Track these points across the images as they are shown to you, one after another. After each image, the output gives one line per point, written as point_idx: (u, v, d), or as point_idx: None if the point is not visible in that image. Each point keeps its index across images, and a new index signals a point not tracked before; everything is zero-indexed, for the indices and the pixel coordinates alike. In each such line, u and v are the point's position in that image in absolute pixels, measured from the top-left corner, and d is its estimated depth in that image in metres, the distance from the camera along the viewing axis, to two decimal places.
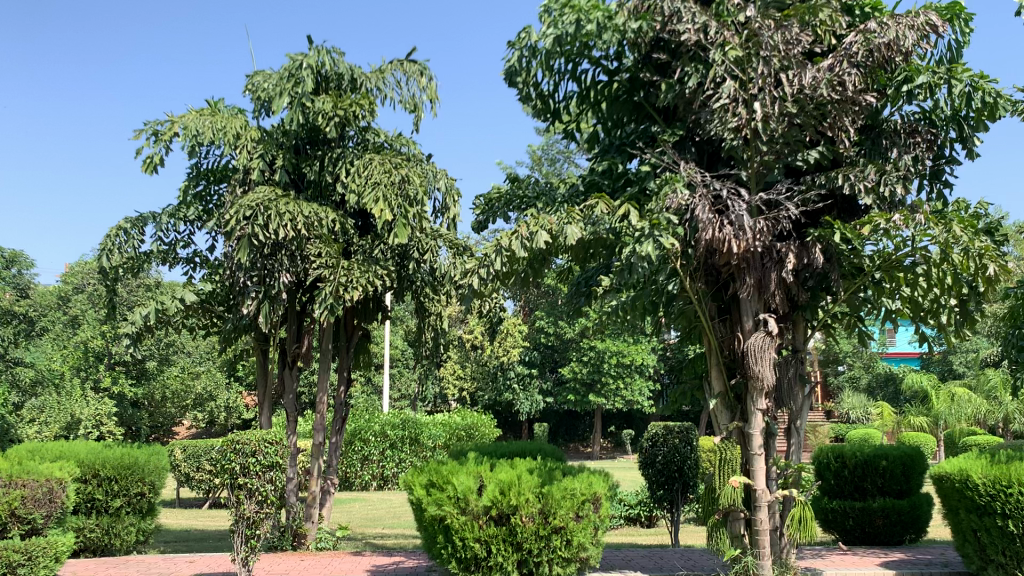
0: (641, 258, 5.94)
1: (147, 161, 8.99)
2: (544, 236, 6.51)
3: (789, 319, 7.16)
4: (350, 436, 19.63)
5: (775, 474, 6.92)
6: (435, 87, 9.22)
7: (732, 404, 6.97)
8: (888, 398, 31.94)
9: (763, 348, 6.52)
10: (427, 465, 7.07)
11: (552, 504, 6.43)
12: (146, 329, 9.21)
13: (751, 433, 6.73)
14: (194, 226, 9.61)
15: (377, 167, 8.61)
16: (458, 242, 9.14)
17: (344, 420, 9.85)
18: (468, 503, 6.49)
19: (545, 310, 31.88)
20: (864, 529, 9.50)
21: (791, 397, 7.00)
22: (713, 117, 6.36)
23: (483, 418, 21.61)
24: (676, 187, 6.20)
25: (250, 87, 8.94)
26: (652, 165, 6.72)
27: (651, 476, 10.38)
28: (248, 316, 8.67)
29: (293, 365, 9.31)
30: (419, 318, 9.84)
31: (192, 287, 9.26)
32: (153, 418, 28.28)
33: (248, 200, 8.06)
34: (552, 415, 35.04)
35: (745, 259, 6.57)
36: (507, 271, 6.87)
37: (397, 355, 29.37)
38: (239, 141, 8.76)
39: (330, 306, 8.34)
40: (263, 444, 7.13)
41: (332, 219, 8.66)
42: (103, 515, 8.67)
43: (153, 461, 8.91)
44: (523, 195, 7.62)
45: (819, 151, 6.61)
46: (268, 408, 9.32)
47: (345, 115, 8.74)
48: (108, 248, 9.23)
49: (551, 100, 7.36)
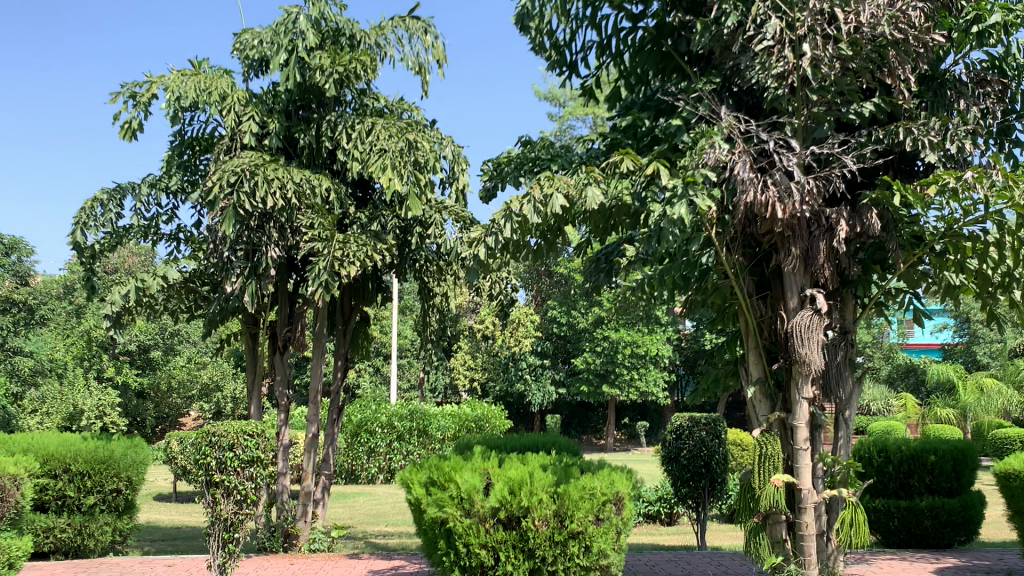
0: (672, 222, 5.10)
1: (124, 127, 8.11)
2: (561, 200, 5.65)
3: (838, 295, 6.31)
4: (356, 428, 18.96)
5: (821, 472, 6.10)
6: (441, 46, 8.39)
7: (772, 392, 6.14)
8: (909, 389, 31.00)
9: (810, 329, 5.73)
10: (428, 461, 6.29)
11: (569, 505, 5.62)
12: (125, 310, 8.43)
13: (795, 425, 5.93)
14: (178, 199, 8.81)
15: (382, 131, 7.75)
16: (467, 214, 8.20)
17: (341, 410, 9.00)
18: (473, 505, 5.69)
19: (558, 298, 30.80)
20: (910, 530, 8.69)
21: (840, 384, 6.16)
22: (755, 63, 5.57)
23: (494, 408, 20.78)
24: (714, 140, 5.32)
25: (238, 45, 8.14)
26: (683, 117, 5.79)
27: (675, 473, 9.55)
28: (233, 295, 7.85)
29: (285, 350, 8.49)
30: (423, 299, 9.02)
31: (174, 264, 8.46)
32: (158, 409, 27.62)
33: (232, 164, 7.20)
34: (565, 406, 34.29)
35: (790, 226, 5.74)
36: (517, 240, 6.00)
37: (406, 345, 28.60)
38: (226, 102, 7.92)
39: (326, 283, 7.43)
40: (241, 437, 6.67)
41: (326, 187, 7.82)
42: (76, 514, 7.91)
43: (131, 454, 8.16)
44: (536, 156, 6.65)
45: (875, 103, 5.71)
46: (258, 398, 8.54)
47: (345, 74, 7.81)
48: (83, 223, 8.44)
49: (567, 51, 6.58)
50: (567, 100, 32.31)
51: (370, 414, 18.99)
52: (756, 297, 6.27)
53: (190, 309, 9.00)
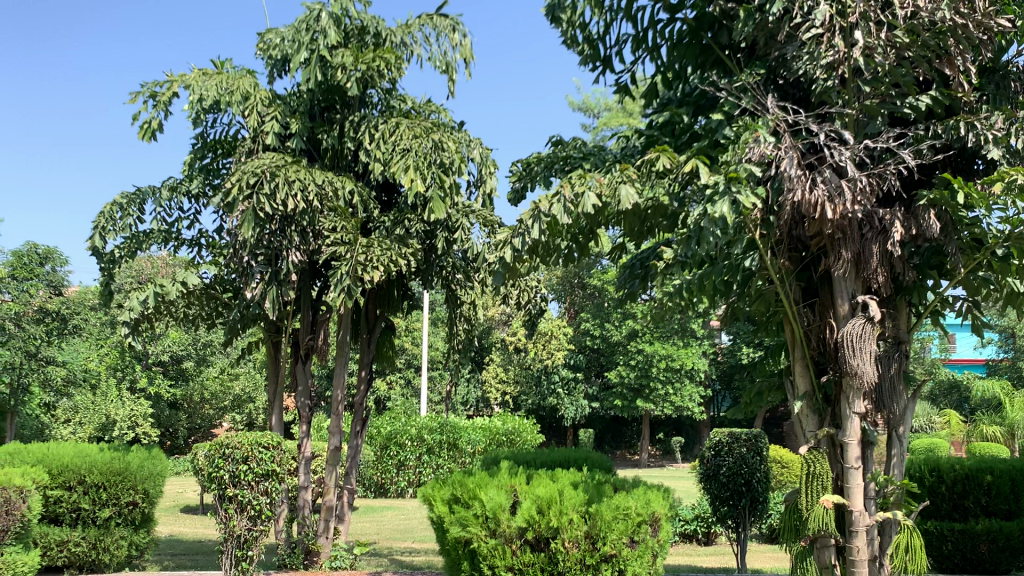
0: (714, 221, 4.71)
1: (144, 127, 7.90)
2: (593, 199, 5.28)
3: (892, 303, 5.87)
4: (385, 440, 18.69)
5: (873, 492, 5.67)
6: (469, 44, 8.08)
7: (820, 406, 5.72)
8: (952, 406, 30.11)
9: (862, 339, 5.34)
10: (451, 476, 5.94)
11: (601, 526, 5.25)
12: (143, 317, 8.16)
13: (846, 441, 5.53)
14: (199, 203, 8.55)
15: (406, 132, 7.46)
16: (495, 218, 7.83)
17: (365, 422, 8.63)
18: (498, 525, 5.33)
19: (591, 310, 30.46)
20: (965, 555, 8.19)
21: (894, 399, 5.73)
22: (802, 52, 5.18)
23: (526, 422, 20.35)
24: (758, 134, 4.93)
25: (262, 45, 7.90)
26: (725, 111, 5.41)
27: (714, 491, 9.13)
28: (252, 301, 7.56)
29: (307, 359, 8.18)
30: (450, 308, 8.69)
31: (194, 270, 8.19)
32: (190, 420, 27.54)
33: (252, 165, 6.92)
34: (599, 421, 33.79)
35: (840, 227, 5.34)
36: (546, 241, 5.63)
37: (437, 358, 28.32)
38: (248, 102, 7.66)
39: (348, 289, 7.08)
40: (256, 450, 6.40)
41: (350, 190, 7.55)
42: (91, 528, 7.66)
43: (147, 466, 7.90)
44: (568, 155, 6.29)
45: (932, 96, 5.27)
46: (279, 409, 8.22)
47: (368, 72, 7.50)
48: (102, 228, 8.17)
49: (600, 46, 6.25)
50: (601, 111, 32.01)
51: (400, 426, 18.65)
52: (802, 305, 5.87)
53: (210, 316, 8.72)
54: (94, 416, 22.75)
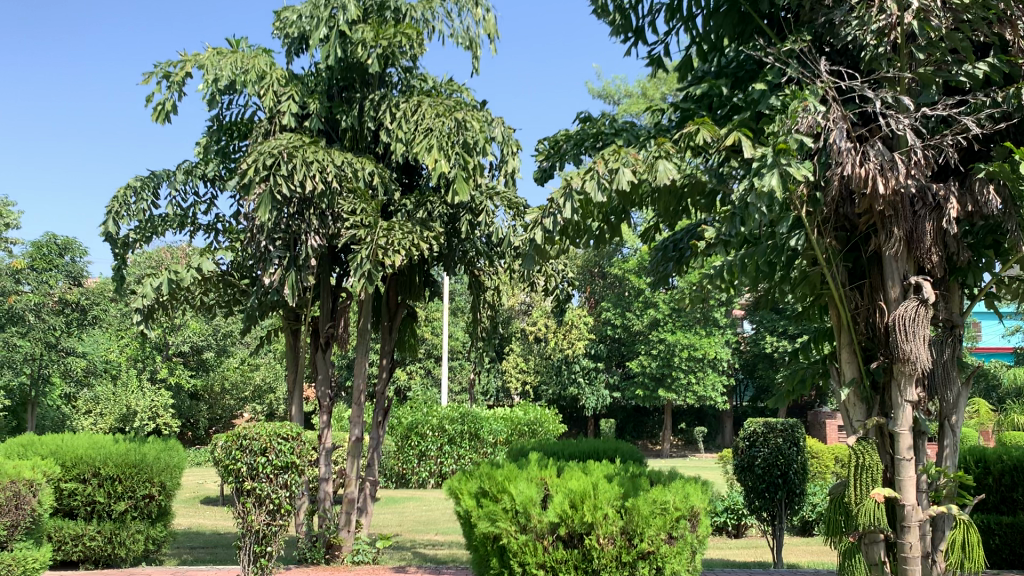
0: (762, 196, 4.38)
1: (158, 109, 7.64)
2: (630, 176, 4.95)
3: (945, 284, 5.53)
4: (406, 431, 18.48)
5: (925, 485, 5.36)
6: (492, 20, 7.77)
7: (868, 395, 5.41)
8: (981, 394, 29.57)
9: (915, 322, 5.02)
10: (479, 469, 5.68)
11: (638, 522, 4.95)
12: (157, 304, 7.91)
13: (897, 431, 5.22)
14: (215, 187, 8.32)
15: (429, 111, 7.16)
16: (520, 200, 7.54)
17: (387, 412, 8.34)
18: (529, 519, 5.07)
19: (611, 299, 30.15)
20: (1014, 550, 7.86)
21: (947, 386, 5.40)
22: (851, 17, 4.84)
23: (548, 411, 20.05)
24: (807, 104, 4.60)
25: (279, 24, 7.66)
26: (768, 81, 5.07)
27: (750, 483, 8.85)
28: (269, 287, 7.29)
29: (327, 348, 7.90)
30: (474, 294, 8.41)
31: (210, 256, 7.94)
32: (211, 411, 27.44)
33: (269, 146, 6.64)
34: (621, 411, 33.48)
35: (892, 204, 5.01)
36: (578, 221, 5.33)
37: (457, 348, 28.07)
38: (264, 82, 7.37)
39: (368, 274, 6.78)
40: (275, 441, 6.16)
41: (370, 171, 7.23)
42: (106, 522, 7.48)
43: (163, 459, 7.69)
44: (599, 130, 5.96)
45: (991, 63, 4.90)
46: (299, 399, 7.96)
47: (388, 49, 7.19)
48: (115, 213, 7.91)
49: (633, 15, 5.95)
50: (622, 98, 31.62)
51: (421, 417, 18.45)
52: (849, 287, 5.55)
53: (227, 304, 8.47)
54: (116, 407, 22.68)
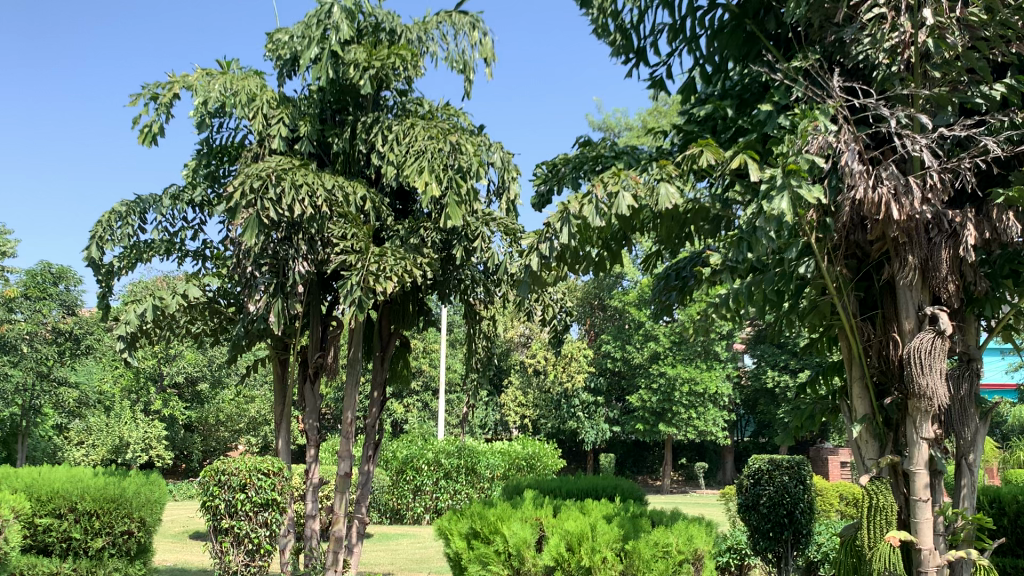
0: (770, 220, 4.13)
1: (144, 131, 7.41)
2: (630, 199, 4.69)
3: (962, 315, 5.26)
4: (401, 465, 18.11)
5: (942, 528, 5.05)
6: (489, 43, 7.57)
7: (881, 431, 5.13)
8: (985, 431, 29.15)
9: (931, 355, 4.76)
10: (470, 508, 5.57)
11: (639, 565, 4.82)
12: (140, 332, 7.61)
13: (912, 471, 4.93)
14: (204, 212, 8.06)
15: (422, 133, 6.95)
16: (517, 227, 7.30)
17: (377, 446, 8.01)
18: (523, 562, 5.05)
19: (611, 332, 29.83)
20: None
21: (965, 423, 5.11)
22: (862, 35, 4.62)
23: (546, 446, 19.64)
24: (818, 123, 4.36)
25: (271, 45, 7.45)
26: (776, 101, 4.84)
27: (754, 523, 8.55)
28: (255, 314, 7.01)
29: (316, 379, 7.61)
30: (469, 323, 8.14)
31: (196, 283, 7.67)
32: (204, 443, 27.02)
33: (257, 168, 6.40)
34: (620, 445, 33.07)
35: (906, 230, 4.76)
36: (576, 246, 5.07)
37: (455, 380, 27.72)
38: (254, 103, 7.14)
39: (358, 301, 6.48)
40: (254, 478, 6.59)
41: (361, 196, 7.01)
42: (82, 559, 7.14)
43: (144, 493, 7.40)
44: (599, 153, 5.70)
45: (1009, 83, 4.67)
46: (286, 432, 7.65)
47: (382, 70, 6.98)
48: (99, 237, 7.63)
49: (635, 35, 5.74)
50: (622, 131, 31.56)
51: (416, 451, 18.10)
52: (860, 318, 5.29)
53: (214, 332, 8.18)
54: (108, 439, 22.27)
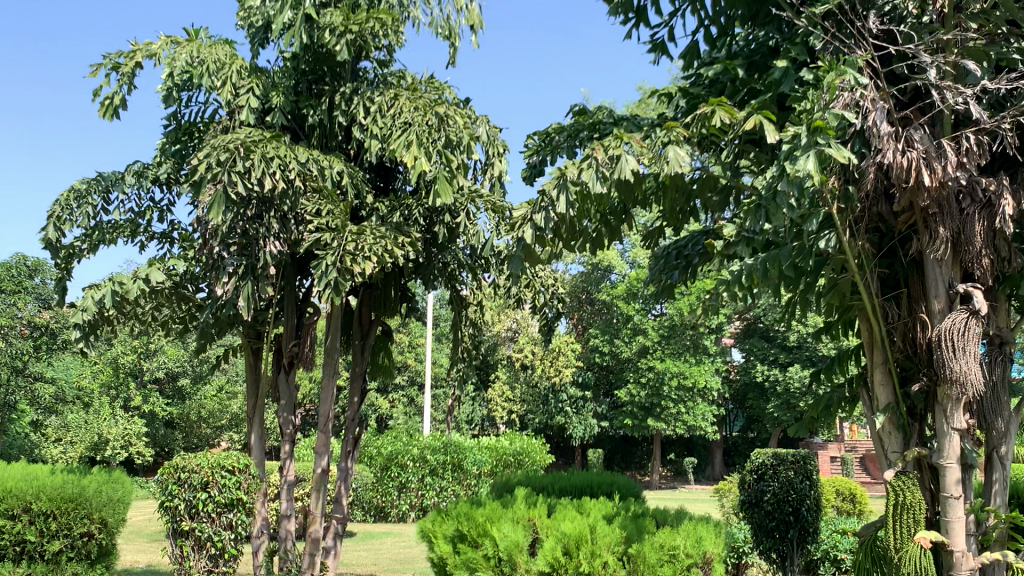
0: (793, 183, 3.67)
1: (105, 104, 6.88)
2: (634, 164, 4.22)
3: (995, 295, 4.81)
4: (386, 462, 17.55)
5: (973, 527, 4.62)
6: (476, 10, 7.09)
7: (906, 422, 4.67)
8: None
9: (964, 336, 4.30)
10: (456, 508, 5.11)
11: (643, 572, 4.43)
12: (100, 319, 7.07)
13: (942, 464, 4.48)
14: (171, 192, 7.53)
15: (406, 104, 6.46)
16: (505, 205, 6.80)
17: (357, 441, 7.49)
18: (515, 568, 4.63)
19: (600, 326, 29.32)
20: None
21: (999, 412, 4.66)
22: None
23: (535, 441, 19.11)
24: (844, 78, 3.91)
25: (242, 11, 6.94)
26: (792, 58, 4.37)
27: (757, 521, 8.31)
28: (223, 298, 6.50)
29: (291, 369, 7.10)
30: (455, 309, 7.67)
31: (160, 265, 7.14)
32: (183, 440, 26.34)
33: (223, 139, 5.88)
34: (608, 441, 32.63)
35: (936, 199, 4.31)
36: (572, 218, 4.59)
37: (442, 375, 27.16)
38: (222, 71, 6.61)
39: (334, 283, 5.98)
40: (218, 476, 6.11)
41: (338, 170, 6.52)
42: (37, 563, 6.66)
43: (105, 493, 6.98)
44: (597, 119, 5.23)
45: None
46: (259, 425, 7.13)
47: (361, 35, 6.48)
48: (56, 218, 7.09)
49: None
50: None
51: (402, 446, 17.57)
52: (883, 298, 4.84)
53: (183, 320, 7.65)
54: (87, 435, 21.56)
